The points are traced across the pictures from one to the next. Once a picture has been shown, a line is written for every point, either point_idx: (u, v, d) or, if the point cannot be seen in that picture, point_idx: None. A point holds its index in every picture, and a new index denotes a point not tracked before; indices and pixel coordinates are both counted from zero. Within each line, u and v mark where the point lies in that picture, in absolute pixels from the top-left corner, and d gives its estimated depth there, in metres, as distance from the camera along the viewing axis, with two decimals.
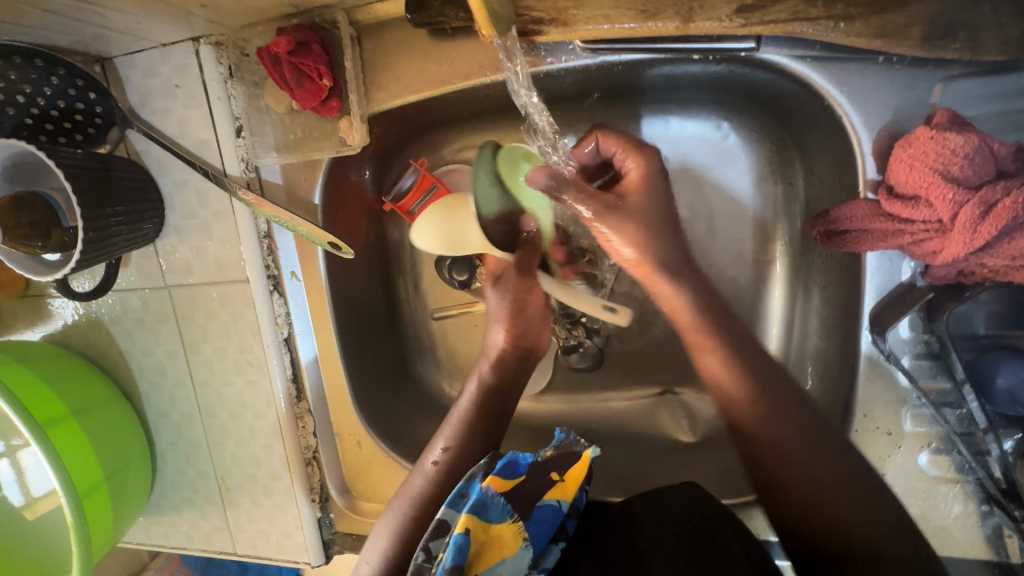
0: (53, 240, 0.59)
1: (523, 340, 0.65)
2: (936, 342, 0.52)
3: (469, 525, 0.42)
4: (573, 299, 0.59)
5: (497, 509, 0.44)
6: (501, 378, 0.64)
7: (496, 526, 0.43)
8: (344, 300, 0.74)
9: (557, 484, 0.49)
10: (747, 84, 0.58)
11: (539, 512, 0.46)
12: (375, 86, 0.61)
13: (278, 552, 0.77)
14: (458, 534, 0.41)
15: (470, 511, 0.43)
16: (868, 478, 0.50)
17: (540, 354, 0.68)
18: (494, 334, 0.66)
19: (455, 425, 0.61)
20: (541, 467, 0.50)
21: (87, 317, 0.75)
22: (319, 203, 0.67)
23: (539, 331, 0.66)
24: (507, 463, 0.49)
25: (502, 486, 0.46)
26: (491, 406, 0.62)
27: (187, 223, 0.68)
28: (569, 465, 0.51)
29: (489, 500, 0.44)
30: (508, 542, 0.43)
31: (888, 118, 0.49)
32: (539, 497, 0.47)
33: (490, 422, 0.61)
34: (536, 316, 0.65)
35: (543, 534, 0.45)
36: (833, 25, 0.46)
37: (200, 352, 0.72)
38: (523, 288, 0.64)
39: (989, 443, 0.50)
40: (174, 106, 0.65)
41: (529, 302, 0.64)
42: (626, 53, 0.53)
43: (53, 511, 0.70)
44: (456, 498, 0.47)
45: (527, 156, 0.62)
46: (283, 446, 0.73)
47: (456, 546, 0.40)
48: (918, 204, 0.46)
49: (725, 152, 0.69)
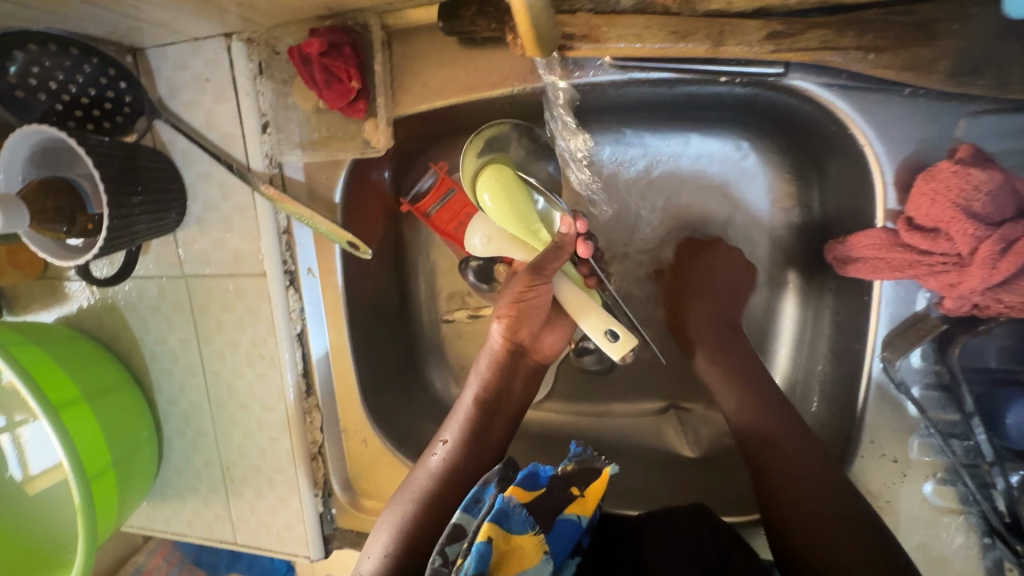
0: (78, 226, 0.59)
1: (518, 337, 0.66)
2: (946, 373, 0.53)
3: (492, 535, 0.43)
4: (587, 316, 0.61)
5: (519, 520, 0.44)
6: (497, 378, 0.67)
7: (517, 537, 0.44)
8: (359, 299, 0.74)
9: (577, 499, 0.50)
10: (770, 107, 0.58)
11: (560, 526, 0.48)
12: (403, 90, 0.62)
13: (279, 544, 0.78)
14: (481, 543, 0.42)
15: (493, 519, 0.44)
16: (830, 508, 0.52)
17: (537, 354, 0.69)
18: (493, 329, 0.67)
19: (459, 419, 0.65)
20: (562, 481, 0.51)
21: (103, 302, 0.76)
22: (339, 203, 0.68)
23: (538, 336, 0.68)
24: (529, 474, 0.49)
25: (525, 498, 0.46)
26: (491, 405, 0.66)
27: (208, 215, 0.69)
28: (589, 480, 0.52)
29: (512, 510, 0.45)
30: (529, 553, 0.44)
31: (911, 149, 0.50)
32: (560, 511, 0.48)
33: (489, 421, 0.65)
34: (536, 313, 0.64)
35: (562, 548, 0.48)
36: (862, 56, 0.45)
37: (212, 343, 0.73)
38: (528, 285, 0.61)
39: (995, 476, 0.51)
40: (203, 100, 0.65)
41: (528, 298, 0.62)
42: (654, 71, 0.53)
43: (48, 491, 0.71)
44: (472, 502, 0.48)
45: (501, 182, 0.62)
46: (290, 440, 0.74)
47: (479, 555, 0.41)
48: (937, 236, 0.46)
49: (741, 173, 0.69)
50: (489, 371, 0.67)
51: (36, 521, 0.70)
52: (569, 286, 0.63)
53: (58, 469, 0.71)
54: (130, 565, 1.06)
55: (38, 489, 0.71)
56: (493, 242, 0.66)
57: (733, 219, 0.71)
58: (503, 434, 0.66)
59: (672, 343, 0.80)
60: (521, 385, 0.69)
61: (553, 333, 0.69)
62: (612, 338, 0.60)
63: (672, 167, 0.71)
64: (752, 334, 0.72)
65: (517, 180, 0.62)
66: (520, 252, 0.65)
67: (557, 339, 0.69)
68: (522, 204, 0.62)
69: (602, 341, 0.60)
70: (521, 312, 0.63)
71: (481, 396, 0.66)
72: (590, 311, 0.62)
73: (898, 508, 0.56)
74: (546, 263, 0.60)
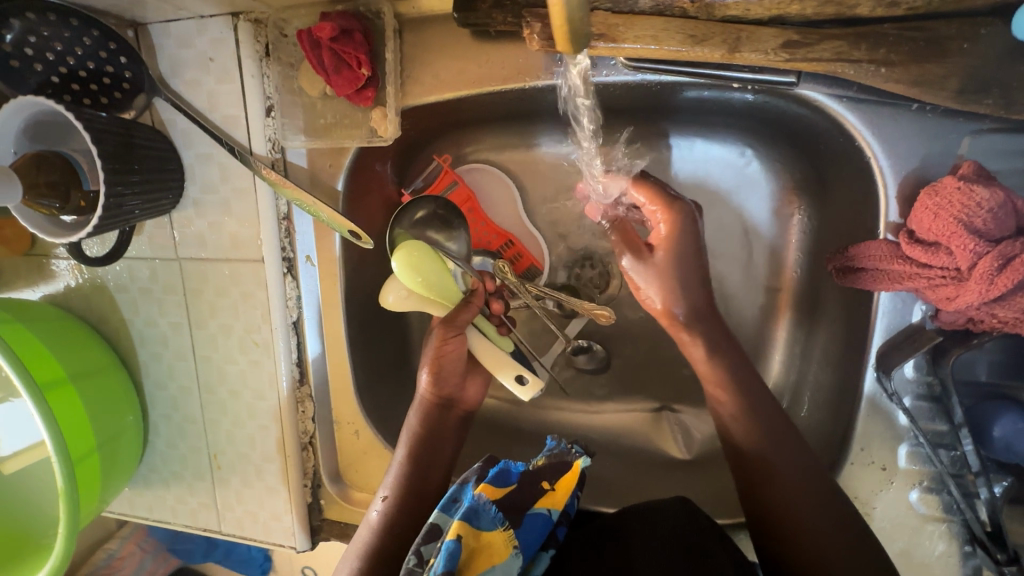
0: (72, 203, 0.58)
1: (442, 390, 0.66)
2: (938, 385, 0.53)
3: (462, 532, 0.44)
4: (500, 360, 0.65)
5: (488, 517, 0.46)
6: (425, 430, 0.65)
7: (487, 534, 0.45)
8: (357, 289, 0.74)
9: (548, 494, 0.52)
10: (775, 115, 0.59)
11: (529, 521, 0.48)
12: (412, 79, 0.61)
13: (265, 534, 0.77)
14: (451, 541, 0.43)
15: (462, 517, 0.45)
16: (819, 509, 0.54)
17: (463, 405, 0.69)
18: (420, 378, 0.66)
19: (394, 474, 0.63)
20: (532, 476, 0.53)
21: (92, 282, 0.74)
22: (341, 190, 0.67)
23: (462, 386, 0.68)
24: (500, 471, 0.52)
25: (494, 495, 0.49)
26: (423, 457, 0.63)
27: (206, 197, 0.67)
28: (560, 474, 0.54)
29: (481, 507, 0.47)
30: (498, 549, 0.45)
31: (915, 164, 0.51)
32: (530, 505, 0.50)
33: (424, 473, 0.63)
34: (455, 365, 0.66)
35: (532, 543, 0.48)
36: (873, 69, 0.46)
37: (205, 328, 0.72)
38: (444, 335, 0.64)
39: (979, 486, 0.52)
40: (205, 79, 0.64)
41: (446, 352, 0.65)
42: (666, 74, 0.53)
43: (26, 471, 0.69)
44: (449, 502, 0.51)
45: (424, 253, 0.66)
46: (280, 429, 0.73)
47: (448, 552, 0.42)
48: (938, 251, 0.47)
49: (745, 180, 0.70)
50: (418, 424, 0.65)
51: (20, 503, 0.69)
52: (481, 338, 0.66)
53: (36, 447, 0.69)
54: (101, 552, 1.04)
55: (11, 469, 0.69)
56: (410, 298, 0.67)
57: (734, 226, 0.72)
58: (441, 481, 0.64)
59: (667, 345, 0.81)
60: (451, 437, 0.67)
61: (474, 382, 0.69)
62: (521, 382, 0.64)
63: (676, 173, 0.72)
64: (747, 340, 0.73)
65: (437, 255, 0.66)
66: (433, 306, 0.67)
67: (480, 388, 0.70)
68: (437, 275, 0.65)
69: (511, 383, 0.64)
70: (441, 367, 0.65)
71: (413, 450, 0.63)
72: (501, 361, 0.65)
73: (883, 513, 0.58)
74: (458, 316, 0.64)
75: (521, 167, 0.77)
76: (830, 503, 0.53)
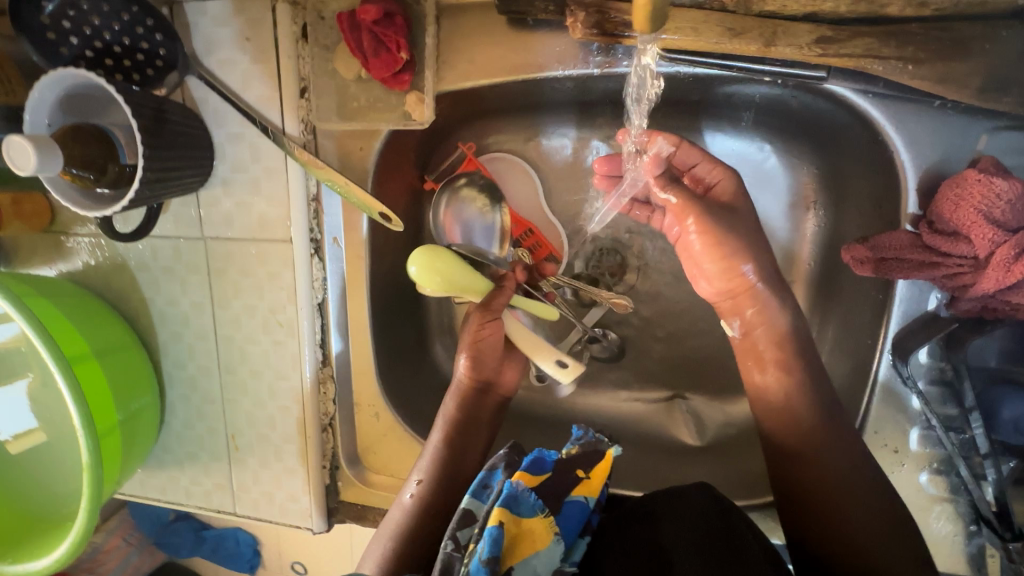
0: (108, 176, 0.58)
1: (481, 374, 0.67)
2: (950, 371, 0.56)
3: (503, 519, 0.46)
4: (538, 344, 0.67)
5: (528, 503, 0.47)
6: (462, 415, 0.66)
7: (527, 520, 0.46)
8: (381, 272, 0.75)
9: (582, 482, 0.52)
10: (800, 111, 0.63)
11: (567, 508, 0.50)
12: (447, 65, 0.63)
13: (281, 516, 0.77)
14: (493, 527, 0.44)
15: (503, 504, 0.46)
16: (833, 487, 0.56)
17: (500, 389, 0.70)
18: (458, 364, 0.67)
19: (429, 458, 0.64)
20: (566, 464, 0.54)
21: (111, 260, 0.74)
22: (372, 169, 0.68)
23: (498, 370, 0.69)
24: (534, 459, 0.52)
25: (532, 482, 0.50)
26: (459, 441, 0.65)
27: (236, 176, 0.68)
28: (592, 462, 0.55)
29: (520, 494, 0.47)
30: (540, 536, 0.46)
31: (936, 158, 0.55)
32: (566, 494, 0.51)
33: (459, 458, 0.64)
34: (495, 349, 0.67)
35: (572, 529, 0.50)
36: (902, 66, 0.51)
37: (228, 308, 0.72)
38: (482, 323, 0.65)
39: (986, 467, 0.55)
40: (241, 58, 0.64)
41: (483, 335, 0.65)
42: (700, 66, 0.58)
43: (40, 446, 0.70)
44: (479, 489, 0.53)
45: (437, 254, 0.63)
46: (301, 410, 0.73)
47: (491, 538, 0.44)
48: (958, 240, 0.51)
49: (765, 175, 0.72)
50: (455, 410, 0.66)
51: (40, 481, 0.70)
52: (516, 325, 0.67)
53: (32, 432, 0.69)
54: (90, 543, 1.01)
55: (21, 449, 0.70)
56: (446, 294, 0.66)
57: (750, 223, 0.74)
58: (475, 464, 0.65)
59: (680, 336, 0.83)
60: (486, 421, 0.68)
61: (512, 365, 0.70)
62: (560, 364, 0.66)
63: None
64: None
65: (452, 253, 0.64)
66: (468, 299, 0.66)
67: (517, 372, 0.71)
68: (462, 274, 0.63)
69: (551, 364, 0.66)
70: (480, 350, 0.66)
71: (449, 435, 0.65)
72: (535, 346, 0.67)
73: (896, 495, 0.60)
74: (494, 301, 0.65)
75: (544, 158, 0.79)
76: (852, 480, 0.56)
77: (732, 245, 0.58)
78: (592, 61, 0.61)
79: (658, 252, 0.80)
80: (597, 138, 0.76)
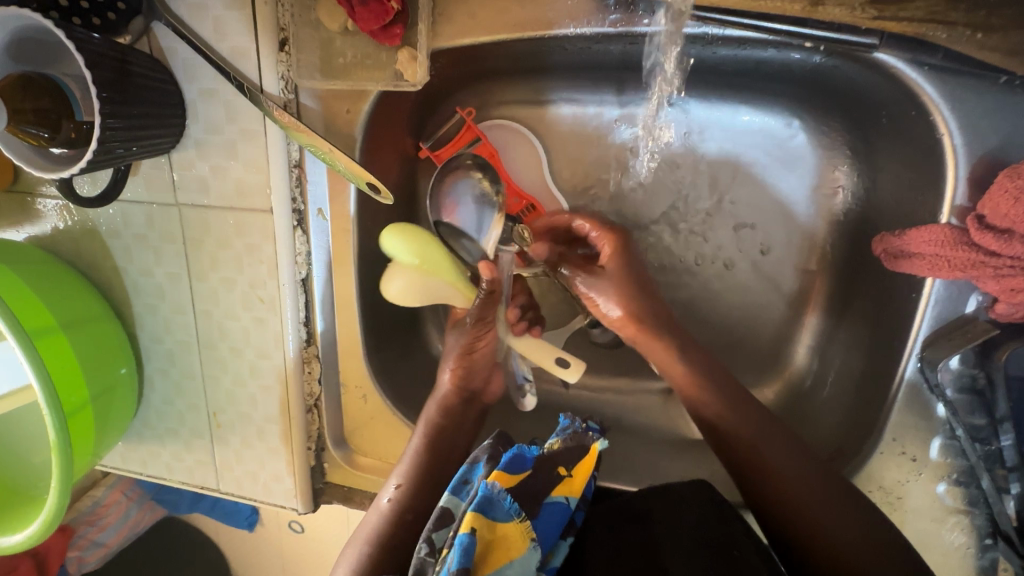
0: (62, 134, 0.52)
1: (469, 384, 0.67)
2: (983, 379, 0.53)
3: (475, 524, 0.42)
4: (536, 345, 0.65)
5: (502, 507, 0.44)
6: (445, 421, 0.65)
7: (502, 525, 0.43)
8: (369, 248, 0.69)
9: (564, 481, 0.49)
10: (841, 84, 0.57)
11: (546, 512, 0.46)
12: (444, 18, 0.56)
13: (266, 495, 0.74)
14: (464, 534, 0.41)
15: (477, 508, 0.43)
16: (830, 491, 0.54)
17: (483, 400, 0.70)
18: (443, 374, 0.68)
19: (407, 462, 0.62)
20: (548, 460, 0.50)
21: (82, 225, 0.69)
22: (360, 138, 0.62)
23: (486, 379, 0.69)
24: (514, 456, 0.48)
25: (508, 483, 0.46)
26: (440, 448, 0.64)
27: (210, 138, 0.61)
28: (576, 457, 0.51)
29: (495, 497, 0.44)
30: (515, 542, 0.43)
31: (994, 144, 0.49)
32: (545, 494, 0.47)
33: (441, 464, 0.63)
34: (485, 363, 0.68)
35: (550, 532, 0.46)
36: (969, 34, 0.47)
37: (206, 281, 0.67)
38: (475, 334, 0.65)
39: (1011, 481, 0.52)
40: (213, 3, 0.57)
41: (478, 347, 0.66)
42: (732, 27, 0.52)
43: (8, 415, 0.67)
44: (460, 484, 0.50)
45: (405, 232, 0.61)
46: (284, 390, 0.70)
47: (462, 547, 0.40)
48: (1012, 238, 0.47)
49: (791, 152, 0.68)
50: (437, 416, 0.65)
51: (18, 451, 0.67)
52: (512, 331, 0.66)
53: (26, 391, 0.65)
54: (87, 498, 1.02)
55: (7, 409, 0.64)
56: (418, 287, 0.62)
57: (770, 203, 0.70)
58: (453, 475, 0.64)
59: None
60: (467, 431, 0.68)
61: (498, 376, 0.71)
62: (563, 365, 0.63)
63: (712, 148, 0.70)
64: (774, 320, 0.72)
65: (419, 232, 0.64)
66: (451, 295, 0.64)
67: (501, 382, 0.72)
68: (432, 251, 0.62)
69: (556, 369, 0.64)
70: (469, 361, 0.66)
71: (430, 440, 0.63)
72: (539, 347, 0.65)
73: (909, 504, 0.57)
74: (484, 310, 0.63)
75: (550, 126, 0.72)
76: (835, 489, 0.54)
77: (628, 293, 0.65)
78: (610, 18, 0.54)
79: (672, 244, 0.72)
80: (610, 105, 0.70)
